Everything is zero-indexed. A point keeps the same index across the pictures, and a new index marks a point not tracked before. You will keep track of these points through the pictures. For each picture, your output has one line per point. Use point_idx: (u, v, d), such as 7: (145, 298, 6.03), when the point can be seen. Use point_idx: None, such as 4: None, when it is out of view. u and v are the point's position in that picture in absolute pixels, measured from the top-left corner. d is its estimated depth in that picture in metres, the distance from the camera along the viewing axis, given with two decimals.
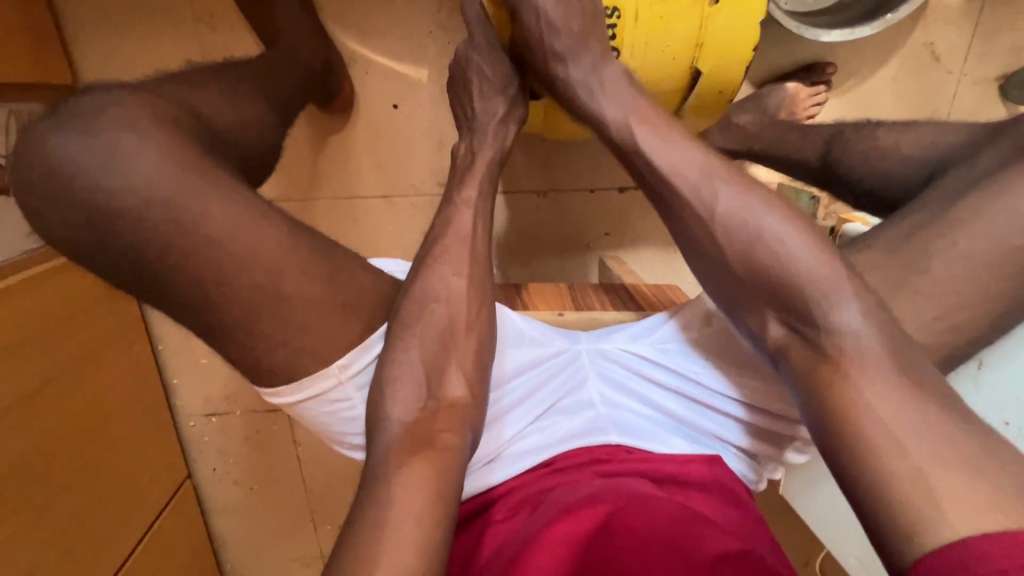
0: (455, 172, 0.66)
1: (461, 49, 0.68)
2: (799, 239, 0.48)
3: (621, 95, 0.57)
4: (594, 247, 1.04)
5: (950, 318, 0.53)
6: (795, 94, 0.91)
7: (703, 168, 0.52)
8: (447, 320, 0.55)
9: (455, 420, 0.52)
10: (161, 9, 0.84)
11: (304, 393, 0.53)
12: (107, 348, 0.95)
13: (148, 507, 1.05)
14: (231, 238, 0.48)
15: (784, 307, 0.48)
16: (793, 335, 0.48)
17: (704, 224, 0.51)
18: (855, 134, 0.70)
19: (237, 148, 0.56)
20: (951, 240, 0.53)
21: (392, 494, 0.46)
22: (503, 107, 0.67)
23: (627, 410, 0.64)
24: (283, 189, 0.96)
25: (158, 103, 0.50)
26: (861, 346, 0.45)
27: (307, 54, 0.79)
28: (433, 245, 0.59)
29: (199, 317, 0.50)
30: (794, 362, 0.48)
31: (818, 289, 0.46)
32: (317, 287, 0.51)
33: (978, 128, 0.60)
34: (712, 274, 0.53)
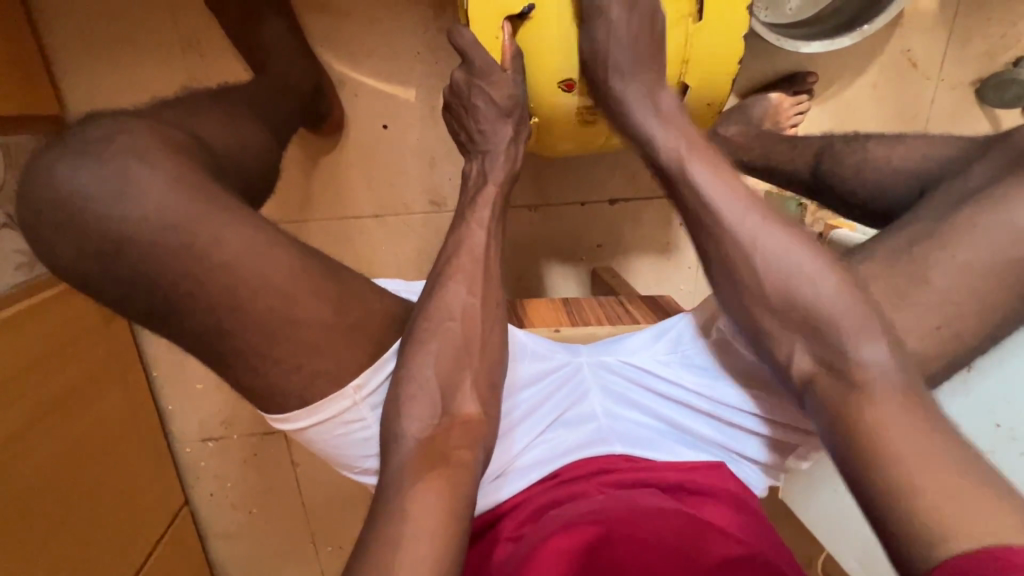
0: (467, 194, 0.66)
1: (460, 76, 0.66)
2: (831, 286, 0.51)
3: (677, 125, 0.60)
4: (587, 260, 1.04)
5: (951, 326, 0.55)
6: (778, 103, 0.94)
7: (753, 210, 0.54)
8: (463, 337, 0.55)
9: (468, 437, 0.52)
10: (149, 40, 0.84)
11: (319, 416, 0.53)
12: (101, 378, 0.94)
13: (147, 536, 1.03)
14: (241, 263, 0.47)
15: (815, 344, 0.51)
16: (819, 367, 0.50)
17: (748, 268, 0.53)
18: (846, 147, 0.71)
19: (236, 172, 0.55)
20: (949, 252, 0.55)
21: (408, 511, 0.46)
22: (511, 129, 0.67)
23: (630, 420, 0.65)
24: (275, 212, 0.96)
25: (163, 128, 0.50)
26: (886, 379, 0.48)
27: (299, 78, 0.79)
28: (446, 264, 0.59)
29: (203, 347, 0.49)
30: (819, 392, 0.50)
31: (842, 327, 0.50)
32: (325, 310, 0.51)
33: (966, 142, 0.62)
34: (749, 314, 0.54)
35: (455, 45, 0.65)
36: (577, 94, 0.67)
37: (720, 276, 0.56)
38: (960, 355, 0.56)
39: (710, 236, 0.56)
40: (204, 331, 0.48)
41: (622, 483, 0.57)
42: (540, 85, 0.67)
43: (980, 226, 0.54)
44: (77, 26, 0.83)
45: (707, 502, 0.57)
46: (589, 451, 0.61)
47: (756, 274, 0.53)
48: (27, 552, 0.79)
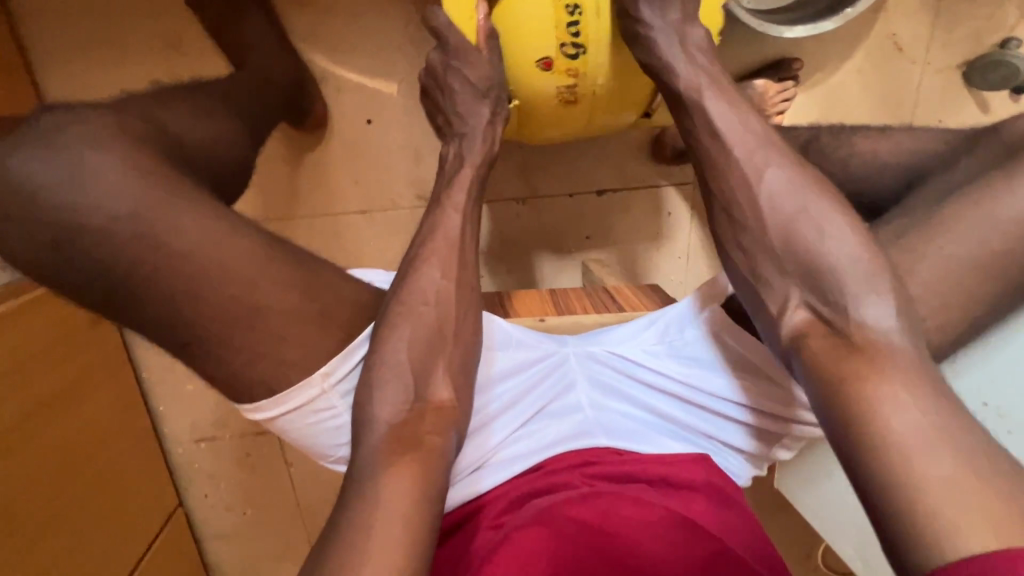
0: (443, 177, 0.66)
1: (436, 58, 0.67)
2: (833, 239, 0.51)
3: (700, 70, 0.62)
4: (577, 251, 1.04)
5: (936, 318, 0.54)
6: (765, 91, 0.93)
7: (760, 155, 0.56)
8: (437, 323, 0.55)
9: (441, 422, 0.51)
10: (130, 40, 0.84)
11: (288, 405, 0.52)
12: (89, 380, 0.94)
13: (138, 539, 1.03)
14: (203, 252, 0.48)
15: (812, 294, 0.51)
16: (815, 320, 0.51)
17: (753, 212, 0.55)
18: (832, 141, 0.70)
19: (206, 165, 0.55)
20: (936, 244, 0.54)
21: (379, 497, 0.46)
22: (488, 110, 0.67)
23: (616, 411, 0.64)
24: (260, 210, 0.96)
25: (125, 120, 0.50)
26: (873, 339, 0.48)
27: (279, 74, 0.80)
28: (422, 247, 0.58)
29: (171, 337, 0.49)
30: (813, 347, 0.50)
31: (838, 281, 0.50)
32: (292, 298, 0.51)
33: (950, 138, 0.63)
34: (748, 259, 0.55)
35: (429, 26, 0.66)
36: (555, 72, 0.66)
37: (726, 224, 0.57)
38: (948, 335, 0.55)
39: (713, 178, 0.58)
40: (170, 323, 0.48)
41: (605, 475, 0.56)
42: (517, 66, 0.67)
43: (967, 215, 0.54)
44: (57, 26, 0.83)
45: (691, 496, 0.55)
46: (574, 443, 0.60)
47: (760, 215, 0.54)
48: (19, 557, 0.80)
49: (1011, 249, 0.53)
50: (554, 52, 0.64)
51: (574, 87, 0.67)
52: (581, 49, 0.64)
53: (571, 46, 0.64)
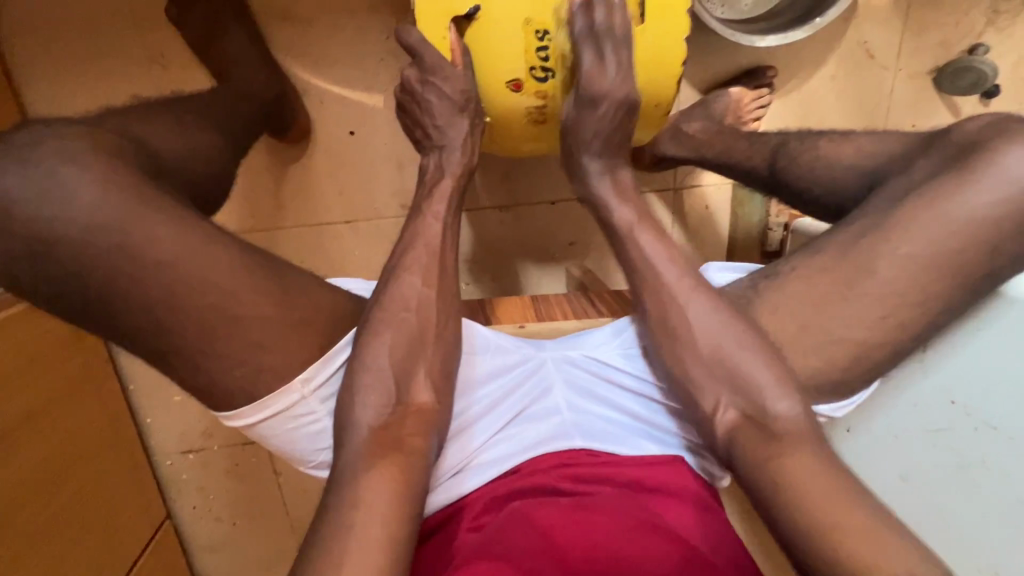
0: (424, 187, 0.67)
1: (412, 74, 0.67)
2: (749, 350, 0.55)
3: (631, 202, 0.66)
4: (560, 258, 1.05)
5: (897, 316, 0.57)
6: (740, 98, 0.95)
7: (687, 278, 0.59)
8: (418, 328, 0.55)
9: (422, 424, 0.52)
10: (114, 55, 0.85)
11: (268, 411, 0.53)
12: (73, 392, 0.94)
13: (126, 553, 1.02)
14: (181, 261, 0.48)
15: (738, 397, 0.55)
16: (744, 419, 0.54)
17: (684, 324, 0.58)
18: (799, 145, 0.73)
19: (185, 178, 0.56)
20: (892, 244, 0.57)
21: (360, 498, 0.47)
22: (466, 122, 0.68)
23: (593, 414, 0.64)
24: (247, 221, 0.97)
25: (101, 134, 0.51)
26: (795, 426, 0.52)
27: (261, 87, 0.81)
28: (400, 258, 0.59)
29: (150, 348, 0.50)
30: (745, 444, 0.53)
31: (757, 386, 0.54)
32: (272, 306, 0.52)
33: (909, 139, 0.64)
34: (679, 361, 0.58)
35: (403, 42, 0.66)
36: (526, 94, 0.68)
37: (659, 330, 0.59)
38: (906, 333, 0.57)
39: (647, 290, 0.60)
40: (151, 332, 0.49)
41: (582, 478, 0.57)
42: (488, 83, 0.68)
43: (923, 214, 0.56)
44: (39, 42, 0.84)
45: (667, 501, 0.56)
46: (551, 446, 0.60)
47: (690, 327, 0.57)
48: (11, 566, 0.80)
49: (967, 248, 0.55)
50: (523, 74, 0.66)
51: (543, 107, 0.69)
52: (550, 72, 0.67)
53: (540, 69, 0.66)
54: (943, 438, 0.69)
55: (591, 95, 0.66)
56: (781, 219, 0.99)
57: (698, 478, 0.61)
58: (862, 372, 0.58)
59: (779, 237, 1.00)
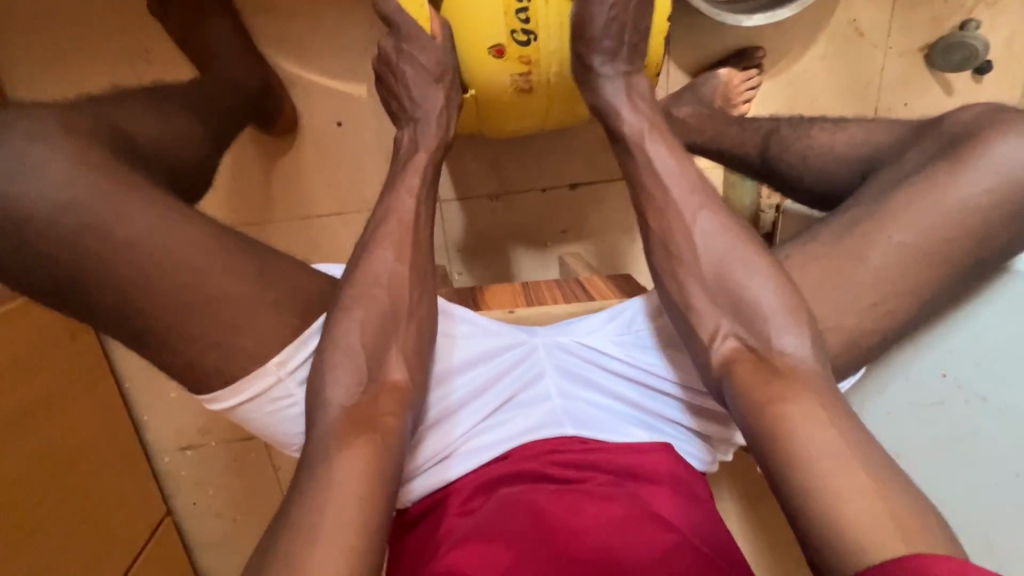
0: (398, 160, 0.67)
1: (388, 45, 0.69)
2: (749, 271, 0.54)
3: (643, 113, 0.64)
4: (552, 245, 1.05)
5: (887, 304, 0.57)
6: (729, 80, 0.95)
7: (698, 199, 0.58)
8: (389, 304, 0.55)
9: (396, 403, 0.52)
10: (99, 52, 0.85)
11: (244, 394, 0.53)
12: (71, 387, 0.95)
13: (125, 551, 1.02)
14: (153, 243, 0.49)
15: (739, 325, 0.53)
16: (742, 348, 0.52)
17: (690, 247, 0.56)
18: (791, 133, 0.72)
19: (163, 163, 0.56)
20: (886, 232, 0.56)
21: (332, 478, 0.46)
22: (442, 96, 0.68)
23: (584, 400, 0.62)
24: (237, 216, 0.96)
25: (74, 115, 0.50)
26: (793, 367, 0.50)
27: (245, 78, 0.81)
28: (373, 234, 0.59)
29: (125, 329, 0.50)
30: (739, 375, 0.51)
31: (761, 314, 0.52)
32: (245, 287, 0.52)
33: (902, 128, 0.64)
34: (681, 286, 0.56)
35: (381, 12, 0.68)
36: (508, 59, 0.67)
37: (664, 258, 0.58)
38: (898, 320, 0.57)
39: (653, 211, 0.59)
40: (125, 314, 0.49)
41: (571, 463, 0.55)
42: (470, 49, 0.68)
43: (917, 206, 0.56)
44: (24, 37, 0.84)
45: (655, 489, 0.54)
46: (540, 432, 0.59)
47: (695, 250, 0.56)
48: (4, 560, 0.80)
49: (948, 218, 0.55)
50: (505, 38, 0.66)
51: (527, 75, 0.69)
52: (532, 35, 0.66)
53: (521, 32, 0.65)
54: (938, 410, 0.67)
55: (596, 10, 0.64)
56: (772, 199, 1.00)
57: (688, 468, 0.59)
58: (850, 345, 0.57)
59: (771, 218, 1.01)
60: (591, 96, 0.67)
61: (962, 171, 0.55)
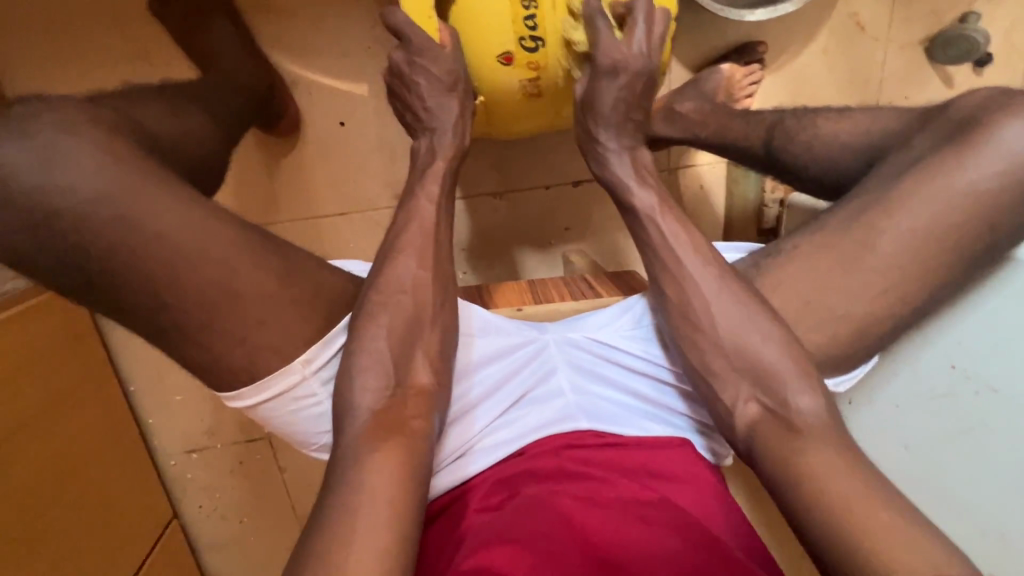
0: (415, 169, 0.66)
1: (399, 57, 0.67)
2: (761, 332, 0.54)
3: (652, 186, 0.63)
4: (556, 243, 1.05)
5: (897, 290, 0.57)
6: (731, 75, 0.95)
7: (707, 269, 0.57)
8: (414, 310, 0.55)
9: (423, 406, 0.52)
10: (103, 52, 0.85)
11: (269, 392, 0.53)
12: (78, 390, 0.94)
13: (135, 550, 1.03)
14: (180, 234, 0.48)
15: (760, 390, 0.53)
16: (766, 414, 0.52)
17: (705, 315, 0.56)
18: (796, 123, 0.72)
19: (184, 158, 0.56)
20: (893, 219, 0.57)
21: (365, 483, 0.46)
22: (456, 104, 0.67)
23: (597, 395, 0.62)
24: (244, 216, 0.96)
25: (97, 109, 0.50)
26: (815, 422, 0.51)
27: (250, 78, 0.81)
28: (394, 239, 0.59)
29: (151, 319, 0.49)
30: (766, 439, 0.51)
31: (779, 377, 0.53)
32: (270, 291, 0.52)
33: (908, 115, 0.64)
34: (698, 350, 0.56)
35: (388, 24, 0.66)
36: (516, 66, 0.67)
37: (681, 322, 0.57)
38: (909, 306, 0.57)
39: (664, 280, 0.59)
40: (148, 312, 0.49)
41: (589, 460, 0.56)
42: (478, 59, 0.68)
43: (927, 188, 0.56)
44: (24, 36, 0.83)
45: (672, 485, 0.55)
46: (557, 428, 0.59)
47: (712, 320, 0.56)
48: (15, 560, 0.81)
49: (966, 213, 0.55)
50: (513, 46, 0.66)
51: (536, 80, 0.69)
52: (540, 41, 0.66)
53: (529, 39, 0.66)
54: (947, 403, 0.68)
55: (609, 64, 0.64)
56: (776, 194, 0.99)
57: (704, 462, 0.59)
58: (863, 334, 0.58)
59: (775, 212, 1.00)
60: (599, 169, 0.67)
61: (970, 156, 0.55)
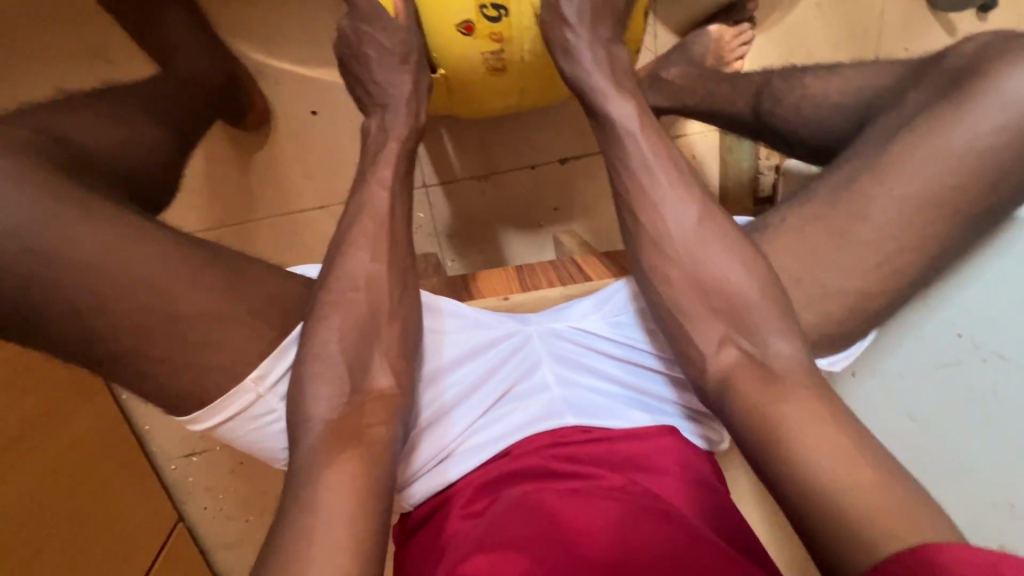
0: (366, 152, 0.62)
1: (347, 24, 0.65)
2: (734, 259, 0.51)
3: (629, 94, 0.58)
4: (545, 224, 1.01)
5: (892, 263, 0.53)
6: (721, 37, 0.89)
7: (676, 186, 0.54)
8: (369, 308, 0.53)
9: (383, 412, 0.50)
10: (50, 50, 0.80)
11: (225, 413, 0.51)
12: (65, 403, 0.90)
13: (142, 557, 1.02)
14: (102, 260, 0.46)
15: (737, 331, 0.50)
16: (744, 360, 0.49)
17: (679, 243, 0.52)
18: (785, 84, 0.67)
19: (117, 170, 0.54)
20: (885, 186, 0.53)
21: (320, 498, 0.44)
22: (410, 78, 0.63)
23: (582, 387, 0.59)
24: (214, 216, 0.93)
25: (12, 128, 0.48)
26: (790, 368, 0.47)
27: (206, 71, 0.77)
28: (348, 231, 0.56)
29: (85, 350, 0.48)
30: (739, 387, 0.48)
31: (753, 317, 0.50)
32: (214, 302, 0.50)
33: (902, 67, 0.59)
34: (666, 278, 0.53)
35: None
36: (478, 36, 0.62)
37: (650, 247, 0.54)
38: (904, 276, 0.54)
39: (634, 203, 0.55)
40: (88, 335, 0.47)
41: (574, 456, 0.53)
42: (437, 25, 0.63)
43: (919, 149, 0.52)
44: None
45: (659, 478, 0.52)
46: (539, 424, 0.56)
47: (684, 242, 0.52)
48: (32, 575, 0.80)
49: (954, 176, 0.52)
50: (474, 15, 0.61)
51: (499, 53, 0.64)
52: (502, 10, 0.61)
53: (491, 8, 0.61)
54: (952, 374, 0.64)
55: None
56: (770, 161, 0.95)
57: (694, 451, 0.57)
58: (853, 307, 0.54)
59: (770, 180, 0.97)
60: (566, 66, 0.61)
61: (963, 110, 0.51)
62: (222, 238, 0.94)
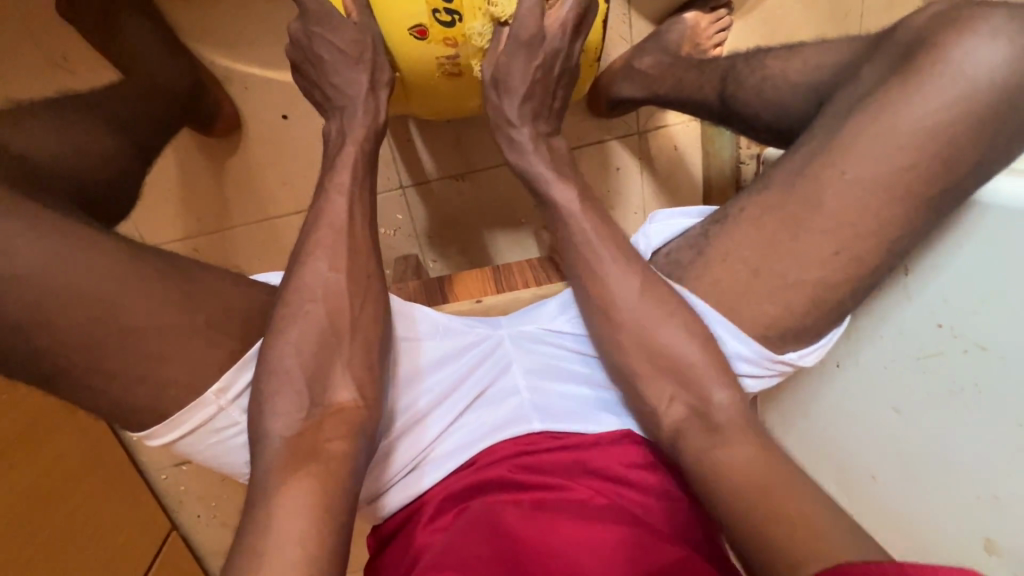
0: (327, 157, 0.61)
1: (297, 28, 0.63)
2: (678, 327, 0.53)
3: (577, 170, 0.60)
4: (527, 221, 0.99)
5: (851, 249, 0.52)
6: (696, 24, 0.86)
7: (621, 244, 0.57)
8: (328, 321, 0.52)
9: (342, 427, 0.49)
10: (14, 60, 0.79)
11: (186, 427, 0.50)
12: (45, 421, 0.86)
13: (138, 563, 1.02)
14: (45, 277, 0.45)
15: (687, 392, 0.52)
16: (693, 416, 0.52)
17: (622, 311, 0.55)
18: (747, 66, 0.66)
19: (67, 180, 0.53)
20: (837, 167, 0.52)
21: (277, 518, 0.44)
22: (365, 77, 0.62)
23: (553, 390, 0.58)
24: (186, 225, 0.92)
25: None
26: (732, 417, 0.51)
27: (165, 78, 0.75)
28: (306, 239, 0.55)
29: (37, 370, 0.47)
30: (690, 442, 0.51)
31: (700, 376, 0.52)
32: (167, 317, 0.49)
33: (858, 44, 0.57)
34: (618, 346, 0.55)
35: None
36: (432, 40, 0.60)
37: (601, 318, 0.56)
38: (864, 264, 0.53)
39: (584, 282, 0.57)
40: (37, 356, 0.46)
41: (542, 465, 0.52)
42: (391, 27, 0.61)
43: (867, 127, 0.51)
44: None
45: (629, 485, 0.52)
46: (508, 431, 0.55)
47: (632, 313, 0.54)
48: None
49: (923, 166, 0.50)
50: (426, 18, 0.59)
51: (455, 58, 0.62)
52: (456, 15, 0.59)
53: (444, 12, 0.59)
54: (932, 364, 0.63)
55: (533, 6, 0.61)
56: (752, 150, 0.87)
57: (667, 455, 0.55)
58: (812, 298, 0.54)
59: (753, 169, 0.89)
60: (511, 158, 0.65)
61: (918, 79, 0.50)
62: (197, 247, 0.93)
